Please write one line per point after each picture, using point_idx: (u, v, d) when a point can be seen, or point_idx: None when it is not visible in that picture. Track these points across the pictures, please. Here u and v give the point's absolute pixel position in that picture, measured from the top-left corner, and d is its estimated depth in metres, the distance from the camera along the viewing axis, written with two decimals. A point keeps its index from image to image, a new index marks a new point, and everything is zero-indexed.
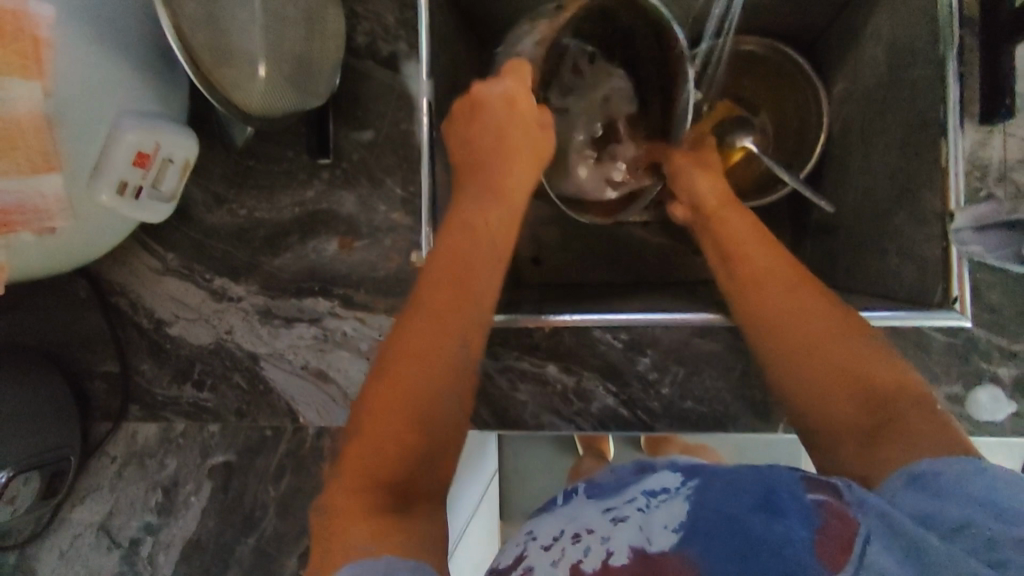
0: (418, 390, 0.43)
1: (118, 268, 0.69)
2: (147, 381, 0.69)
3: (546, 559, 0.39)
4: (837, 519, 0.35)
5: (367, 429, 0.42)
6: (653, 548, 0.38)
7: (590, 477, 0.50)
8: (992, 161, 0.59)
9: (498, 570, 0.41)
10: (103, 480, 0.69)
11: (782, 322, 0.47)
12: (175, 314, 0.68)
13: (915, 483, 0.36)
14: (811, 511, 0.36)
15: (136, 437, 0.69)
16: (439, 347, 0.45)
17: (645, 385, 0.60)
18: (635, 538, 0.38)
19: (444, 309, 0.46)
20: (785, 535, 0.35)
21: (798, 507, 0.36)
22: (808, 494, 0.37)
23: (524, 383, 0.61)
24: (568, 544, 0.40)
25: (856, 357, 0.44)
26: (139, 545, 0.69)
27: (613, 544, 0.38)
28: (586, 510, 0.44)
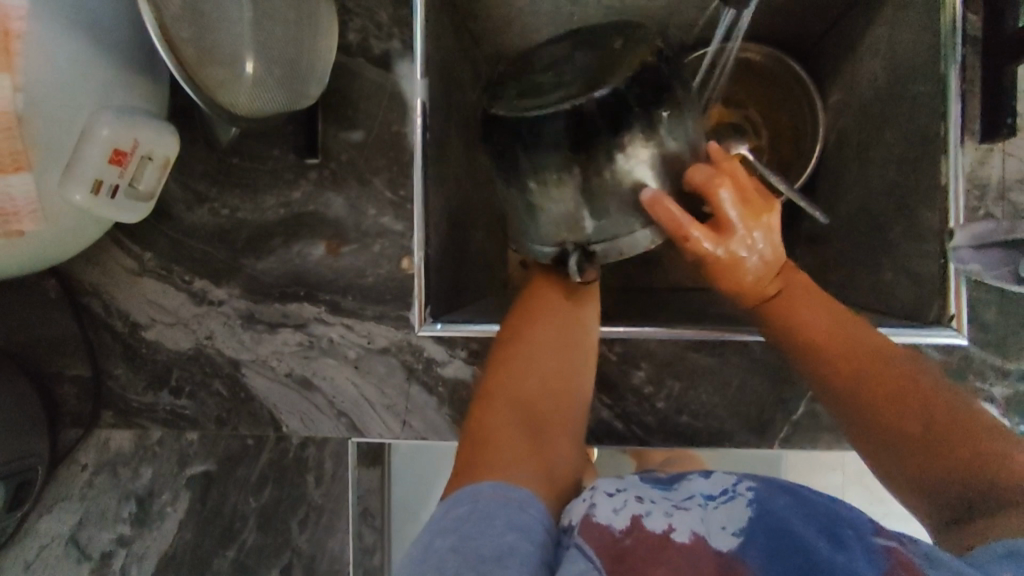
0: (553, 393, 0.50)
1: (92, 268, 0.66)
2: (121, 386, 0.66)
3: (609, 506, 0.40)
4: (902, 563, 0.34)
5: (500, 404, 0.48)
6: (713, 544, 0.37)
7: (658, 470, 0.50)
8: (991, 180, 0.59)
9: (561, 525, 0.42)
10: (73, 489, 0.66)
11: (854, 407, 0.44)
12: (152, 317, 0.65)
13: (1013, 557, 0.33)
14: (877, 552, 0.35)
15: (109, 444, 0.66)
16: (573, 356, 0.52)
17: (640, 399, 0.59)
18: (695, 526, 0.38)
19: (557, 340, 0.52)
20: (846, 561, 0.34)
21: (864, 544, 0.36)
22: (876, 537, 0.36)
23: None
24: (631, 501, 0.40)
25: (954, 433, 0.40)
26: (111, 557, 0.66)
27: (675, 521, 0.39)
28: (648, 484, 0.43)
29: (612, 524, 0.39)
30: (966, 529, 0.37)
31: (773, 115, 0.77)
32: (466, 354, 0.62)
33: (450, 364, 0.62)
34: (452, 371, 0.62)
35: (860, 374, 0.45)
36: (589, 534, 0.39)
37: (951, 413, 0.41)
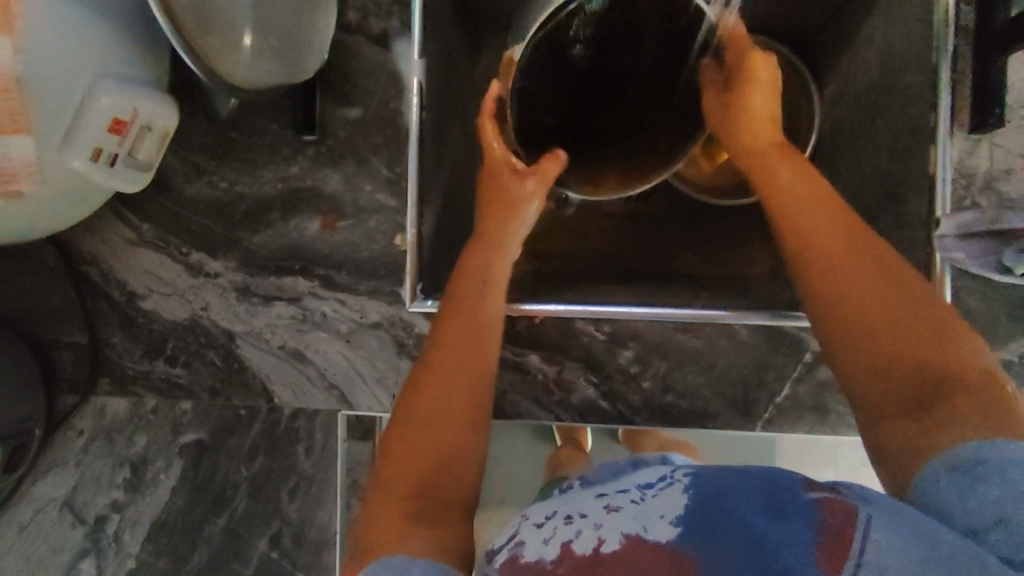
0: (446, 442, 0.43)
1: (91, 237, 0.67)
2: (117, 354, 0.67)
3: (539, 538, 0.40)
4: (835, 511, 0.35)
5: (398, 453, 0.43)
6: (649, 536, 0.37)
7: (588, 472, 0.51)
8: (978, 170, 0.60)
9: (492, 550, 0.42)
10: (68, 455, 0.67)
11: (830, 297, 0.43)
12: (149, 287, 0.66)
13: (958, 470, 0.35)
14: (810, 508, 0.36)
15: (104, 412, 0.67)
16: (465, 386, 0.45)
17: (627, 378, 0.60)
18: (629, 524, 0.38)
19: (450, 366, 0.46)
20: (786, 533, 0.34)
21: (801, 505, 0.36)
22: (808, 492, 0.37)
23: (505, 372, 0.61)
24: (560, 525, 0.40)
25: (918, 337, 0.40)
26: (104, 522, 0.67)
27: (604, 532, 0.38)
28: (578, 496, 0.44)
29: (542, 557, 0.38)
30: (911, 424, 0.38)
31: None
32: None
33: None
34: None
35: (839, 259, 0.44)
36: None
37: (923, 316, 0.40)
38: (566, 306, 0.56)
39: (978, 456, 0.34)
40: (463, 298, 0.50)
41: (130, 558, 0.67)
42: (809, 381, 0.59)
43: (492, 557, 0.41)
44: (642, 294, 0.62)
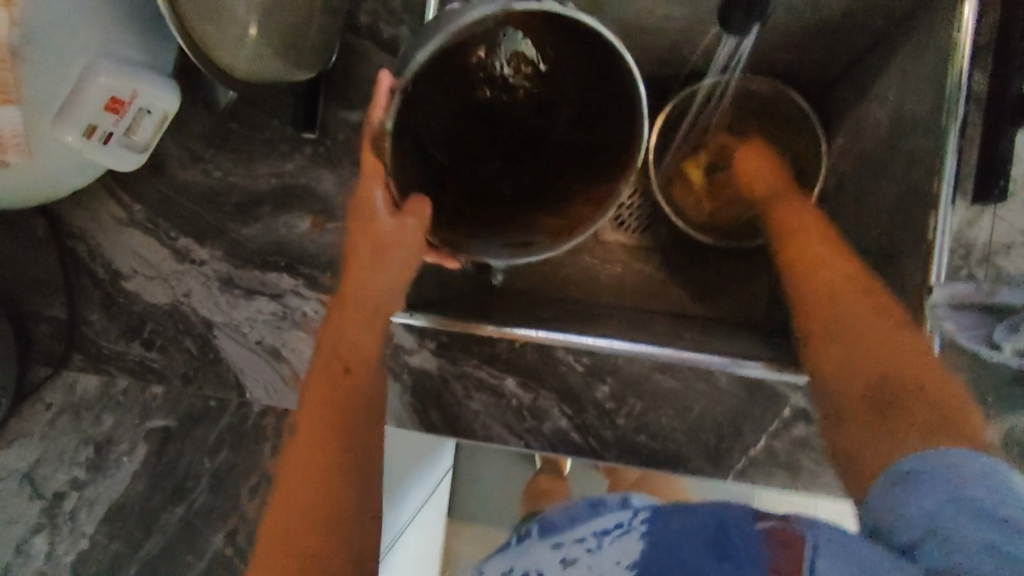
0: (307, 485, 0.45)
1: (82, 212, 0.67)
2: (94, 332, 0.66)
3: None
4: (787, 548, 0.35)
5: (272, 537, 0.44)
6: None
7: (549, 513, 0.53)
8: (977, 242, 0.60)
9: None
10: (35, 426, 0.66)
11: (852, 358, 0.50)
12: (133, 269, 0.66)
13: (899, 480, 0.40)
14: (758, 542, 0.36)
15: (75, 387, 0.66)
16: (326, 423, 0.48)
17: (601, 414, 0.59)
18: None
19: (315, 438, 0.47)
20: None
21: (749, 539, 0.36)
22: (757, 522, 0.37)
23: (479, 394, 0.60)
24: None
25: (903, 372, 0.47)
26: (62, 499, 0.66)
27: None
28: (534, 547, 0.43)
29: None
30: (870, 430, 0.45)
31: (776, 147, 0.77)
32: (435, 346, 0.60)
33: (418, 354, 0.60)
34: (419, 360, 0.60)
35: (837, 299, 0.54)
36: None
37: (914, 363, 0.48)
38: (544, 332, 0.55)
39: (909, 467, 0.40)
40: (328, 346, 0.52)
41: (83, 538, 0.66)
42: (784, 437, 0.58)
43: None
44: (624, 327, 0.61)
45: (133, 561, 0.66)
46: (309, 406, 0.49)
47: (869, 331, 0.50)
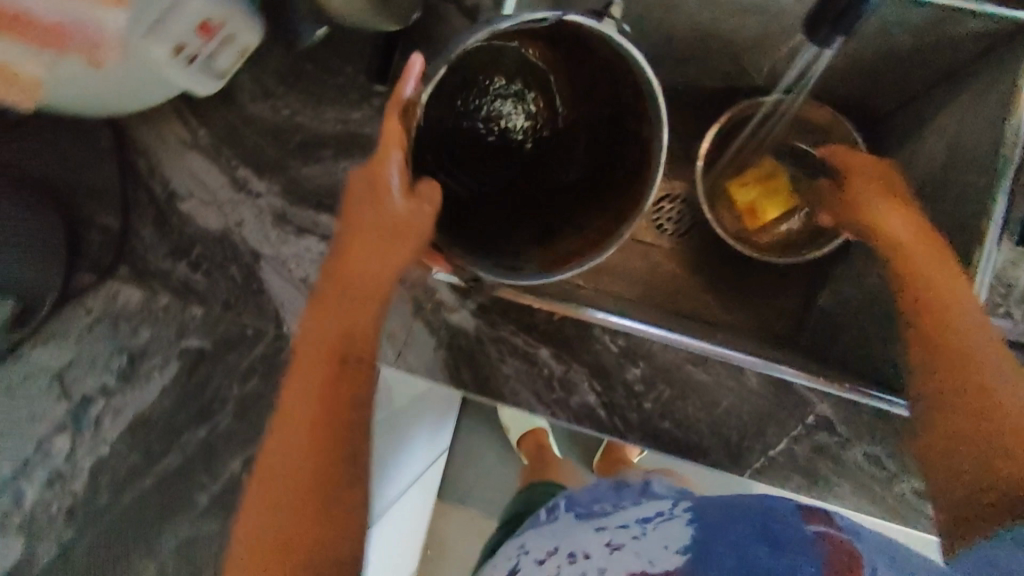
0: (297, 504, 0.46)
1: (147, 129, 0.68)
2: (144, 247, 0.67)
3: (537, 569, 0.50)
4: (833, 544, 0.40)
5: (262, 493, 0.48)
6: (656, 568, 0.44)
7: (571, 494, 0.63)
8: (1017, 283, 0.61)
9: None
10: (72, 329, 0.68)
11: (933, 368, 0.49)
12: (190, 191, 0.67)
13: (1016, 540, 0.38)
14: (809, 540, 0.41)
15: (116, 297, 0.68)
16: (320, 445, 0.47)
17: (629, 395, 0.61)
18: (633, 561, 0.45)
19: (311, 399, 0.49)
20: (794, 563, 0.39)
21: (800, 536, 0.41)
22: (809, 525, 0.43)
23: (512, 358, 0.62)
24: (566, 561, 0.49)
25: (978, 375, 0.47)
26: (89, 404, 0.67)
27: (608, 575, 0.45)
28: (579, 528, 0.54)
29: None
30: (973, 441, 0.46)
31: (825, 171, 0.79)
32: (475, 307, 0.62)
33: (457, 312, 0.62)
34: (457, 319, 0.62)
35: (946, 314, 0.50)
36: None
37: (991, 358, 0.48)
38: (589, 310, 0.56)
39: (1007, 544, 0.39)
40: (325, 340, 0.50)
41: (104, 445, 0.67)
42: (804, 442, 0.59)
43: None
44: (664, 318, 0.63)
45: (149, 473, 0.67)
46: (309, 396, 0.49)
47: (952, 321, 0.50)
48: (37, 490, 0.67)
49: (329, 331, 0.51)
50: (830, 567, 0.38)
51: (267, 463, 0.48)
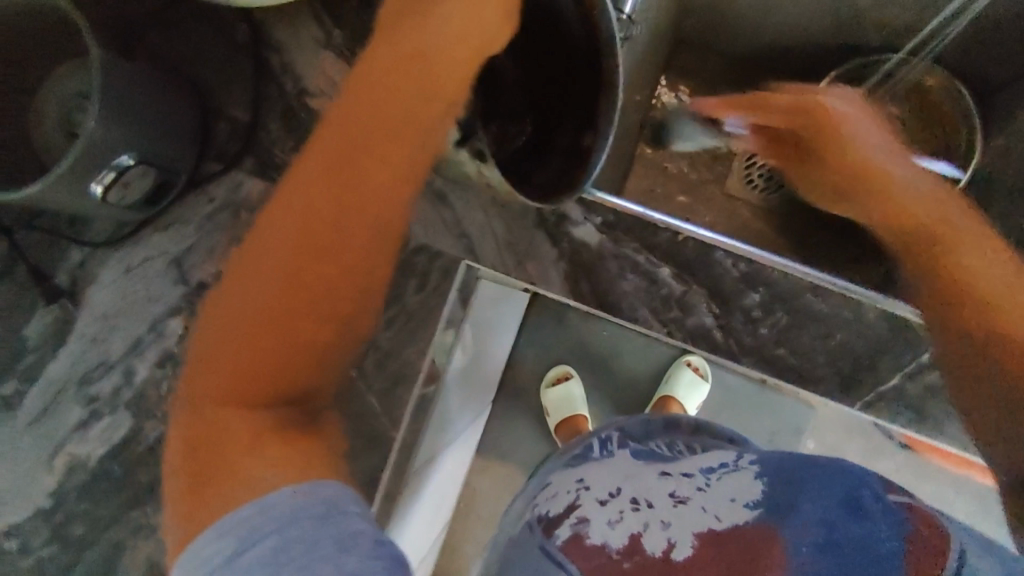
0: (287, 292, 0.49)
1: (283, 26, 0.68)
2: (270, 141, 0.69)
3: (605, 518, 0.50)
4: (925, 520, 0.37)
5: (255, 276, 0.51)
6: (723, 525, 0.44)
7: (626, 426, 0.66)
8: None
9: (553, 514, 0.54)
10: (193, 216, 0.69)
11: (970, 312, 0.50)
12: (321, 89, 0.68)
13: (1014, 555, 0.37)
14: (895, 512, 0.38)
15: (240, 188, 0.69)
16: (340, 241, 0.50)
17: (746, 320, 0.61)
18: (701, 522, 0.45)
19: (308, 194, 0.51)
20: (876, 539, 0.37)
21: (884, 510, 0.38)
22: (890, 495, 0.39)
23: (632, 275, 0.63)
24: (629, 513, 0.49)
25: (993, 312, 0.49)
26: (205, 289, 0.69)
27: (674, 535, 0.46)
28: (645, 477, 0.54)
29: (608, 543, 0.48)
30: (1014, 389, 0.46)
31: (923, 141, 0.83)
32: (601, 222, 0.62)
33: (583, 226, 0.62)
34: (582, 233, 0.63)
35: (918, 238, 0.56)
36: (580, 555, 0.48)
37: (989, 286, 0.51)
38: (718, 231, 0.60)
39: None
40: (353, 132, 0.51)
41: None
42: (919, 381, 0.60)
43: (556, 526, 0.52)
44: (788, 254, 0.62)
45: None
46: (310, 169, 0.52)
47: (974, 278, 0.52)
48: (149, 368, 0.70)
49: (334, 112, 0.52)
50: (914, 550, 0.36)
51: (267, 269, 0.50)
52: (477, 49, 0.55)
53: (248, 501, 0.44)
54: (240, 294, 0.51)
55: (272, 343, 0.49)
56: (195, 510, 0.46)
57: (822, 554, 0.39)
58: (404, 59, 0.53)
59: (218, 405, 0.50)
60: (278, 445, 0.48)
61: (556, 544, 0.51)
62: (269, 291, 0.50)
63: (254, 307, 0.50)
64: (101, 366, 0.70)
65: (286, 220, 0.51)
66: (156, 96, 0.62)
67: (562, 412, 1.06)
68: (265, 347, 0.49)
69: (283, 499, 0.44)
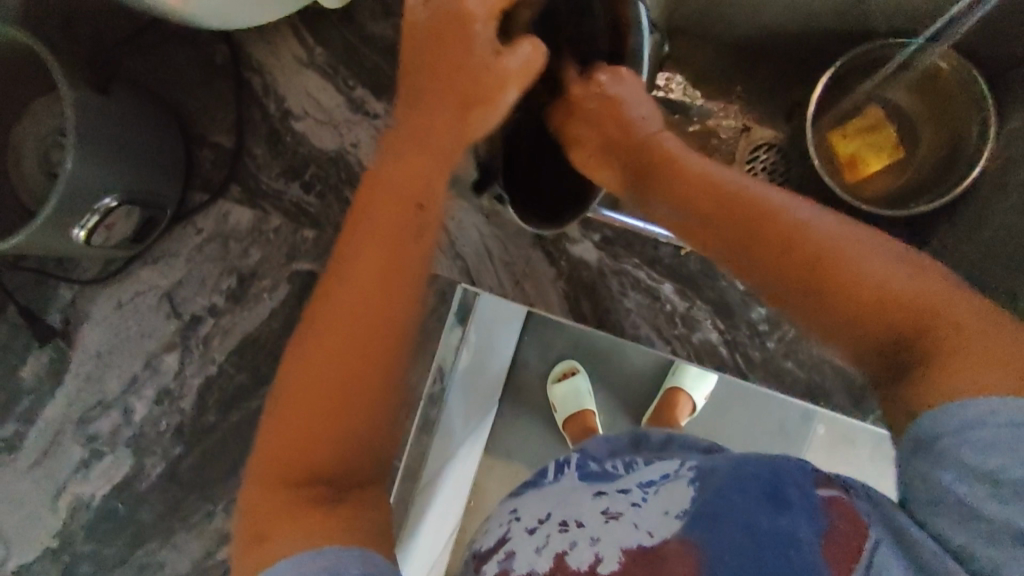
0: (342, 356, 0.39)
1: (263, 46, 0.66)
2: (256, 167, 0.67)
3: (533, 544, 0.39)
4: (849, 520, 0.33)
5: (289, 398, 0.39)
6: (654, 539, 0.36)
7: (587, 447, 0.52)
8: None
9: (482, 551, 0.41)
10: (182, 248, 0.68)
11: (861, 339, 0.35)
12: (306, 111, 0.66)
13: (920, 450, 0.31)
14: (819, 509, 0.34)
15: (227, 218, 0.67)
16: (384, 298, 0.41)
17: (753, 334, 0.59)
18: (630, 536, 0.37)
19: (348, 290, 0.41)
20: (791, 533, 0.33)
21: (806, 504, 0.34)
22: (818, 489, 0.35)
23: (634, 292, 0.61)
24: (556, 532, 0.39)
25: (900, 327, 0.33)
26: (198, 322, 0.68)
27: (602, 549, 0.37)
28: (578, 492, 0.43)
29: (534, 569, 0.37)
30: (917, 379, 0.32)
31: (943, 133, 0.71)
32: (599, 239, 0.61)
33: (580, 244, 0.61)
34: (580, 251, 0.61)
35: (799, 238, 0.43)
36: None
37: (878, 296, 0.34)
38: None
39: (994, 416, 0.29)
40: (395, 176, 0.45)
41: (212, 364, 0.68)
42: None
43: (482, 563, 0.40)
44: None
45: (256, 395, 0.68)
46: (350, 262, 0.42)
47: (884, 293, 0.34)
48: (147, 406, 0.68)
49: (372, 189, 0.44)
50: (829, 541, 0.32)
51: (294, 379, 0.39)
52: (495, 106, 0.47)
53: (290, 554, 0.35)
54: (291, 342, 0.41)
55: (301, 457, 0.38)
56: (255, 557, 0.36)
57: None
58: (454, 98, 0.47)
59: (270, 474, 0.38)
60: (330, 510, 0.37)
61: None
62: (303, 388, 0.39)
63: (286, 421, 0.39)
64: (98, 406, 0.69)
65: (332, 319, 0.40)
66: (136, 131, 0.60)
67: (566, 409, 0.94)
68: (299, 439, 0.38)
69: (324, 559, 0.35)
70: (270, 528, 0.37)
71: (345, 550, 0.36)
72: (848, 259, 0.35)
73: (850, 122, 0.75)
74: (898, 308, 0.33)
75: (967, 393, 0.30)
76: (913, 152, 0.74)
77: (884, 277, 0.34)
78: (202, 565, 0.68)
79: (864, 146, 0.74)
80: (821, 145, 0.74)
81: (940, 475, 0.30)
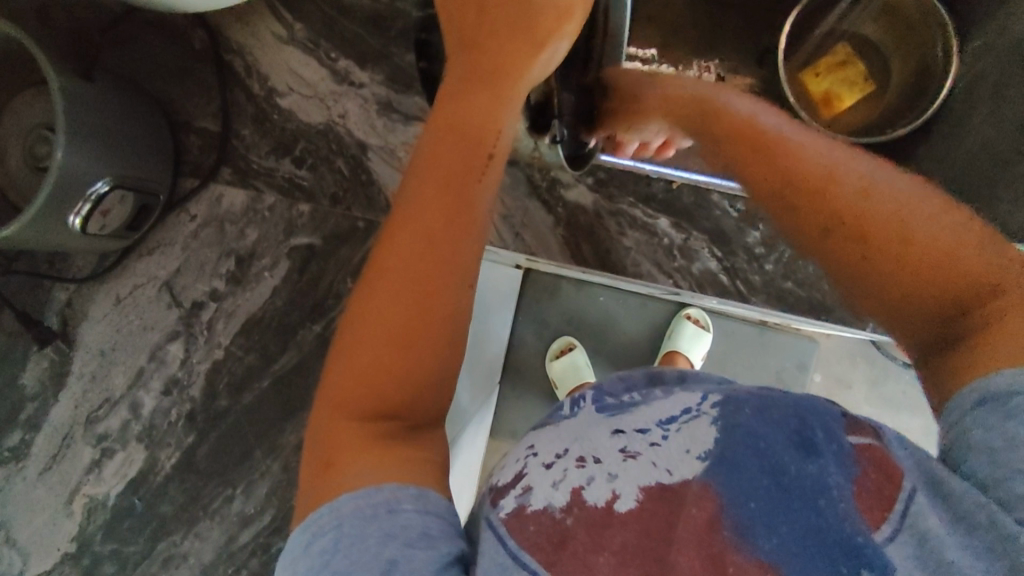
0: (405, 308, 0.37)
1: (240, 28, 0.66)
2: (245, 147, 0.67)
3: (546, 479, 0.30)
4: (880, 466, 0.26)
5: (354, 342, 0.37)
6: (673, 478, 0.28)
7: (599, 383, 0.39)
8: None
9: (493, 488, 0.32)
10: (177, 236, 0.67)
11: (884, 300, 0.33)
12: (290, 86, 0.66)
13: (987, 403, 0.26)
14: (849, 454, 0.26)
15: (220, 201, 0.67)
16: (443, 252, 0.38)
17: (750, 258, 0.65)
18: (649, 472, 0.28)
19: (405, 253, 0.38)
20: (820, 481, 0.26)
21: (836, 451, 0.27)
22: (848, 434, 0.27)
23: (632, 231, 0.66)
24: (572, 468, 0.30)
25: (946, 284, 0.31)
26: (200, 308, 0.67)
27: (620, 484, 0.28)
28: (594, 425, 0.33)
29: (550, 504, 0.29)
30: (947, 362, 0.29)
31: (908, 60, 0.70)
32: (593, 181, 0.65)
33: (575, 189, 0.66)
34: (574, 196, 0.66)
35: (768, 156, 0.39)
36: (523, 533, 0.28)
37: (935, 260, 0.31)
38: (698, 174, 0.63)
39: (1019, 385, 0.25)
40: (450, 122, 0.42)
41: (218, 348, 0.68)
42: None
43: (497, 499, 0.31)
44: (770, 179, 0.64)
45: (265, 374, 0.67)
46: (411, 205, 0.39)
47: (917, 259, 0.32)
48: (155, 398, 0.68)
49: (429, 144, 0.41)
50: (862, 492, 0.25)
51: (349, 340, 0.37)
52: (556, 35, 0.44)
53: (349, 490, 0.33)
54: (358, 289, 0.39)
55: (362, 393, 0.36)
56: (319, 488, 0.34)
57: (796, 536, 0.25)
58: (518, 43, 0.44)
59: (332, 410, 0.37)
60: (388, 447, 0.35)
61: (495, 518, 0.30)
62: (371, 329, 0.37)
63: (355, 361, 0.37)
64: (105, 405, 0.68)
65: (397, 256, 0.38)
66: (124, 118, 0.60)
67: (565, 390, 0.61)
68: (368, 380, 0.36)
69: (380, 494, 0.32)
70: (341, 457, 0.35)
71: (401, 487, 0.33)
72: (878, 208, 0.34)
73: (819, 60, 0.74)
74: (937, 271, 0.31)
75: (999, 367, 0.26)
76: (883, 82, 0.73)
77: (937, 238, 0.32)
78: (227, 552, 0.67)
79: (836, 82, 0.74)
80: (793, 86, 0.74)
81: (981, 433, 0.25)
